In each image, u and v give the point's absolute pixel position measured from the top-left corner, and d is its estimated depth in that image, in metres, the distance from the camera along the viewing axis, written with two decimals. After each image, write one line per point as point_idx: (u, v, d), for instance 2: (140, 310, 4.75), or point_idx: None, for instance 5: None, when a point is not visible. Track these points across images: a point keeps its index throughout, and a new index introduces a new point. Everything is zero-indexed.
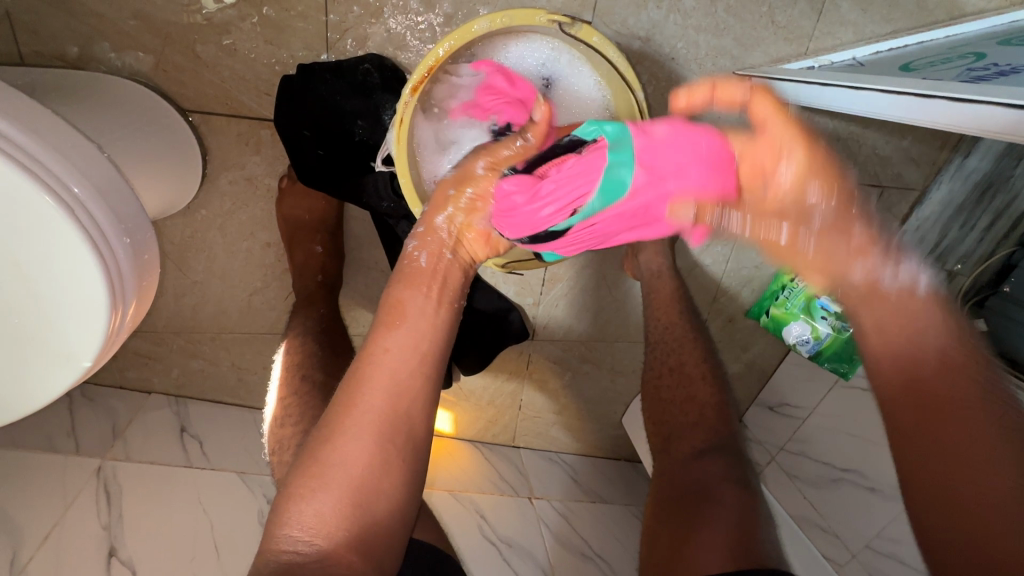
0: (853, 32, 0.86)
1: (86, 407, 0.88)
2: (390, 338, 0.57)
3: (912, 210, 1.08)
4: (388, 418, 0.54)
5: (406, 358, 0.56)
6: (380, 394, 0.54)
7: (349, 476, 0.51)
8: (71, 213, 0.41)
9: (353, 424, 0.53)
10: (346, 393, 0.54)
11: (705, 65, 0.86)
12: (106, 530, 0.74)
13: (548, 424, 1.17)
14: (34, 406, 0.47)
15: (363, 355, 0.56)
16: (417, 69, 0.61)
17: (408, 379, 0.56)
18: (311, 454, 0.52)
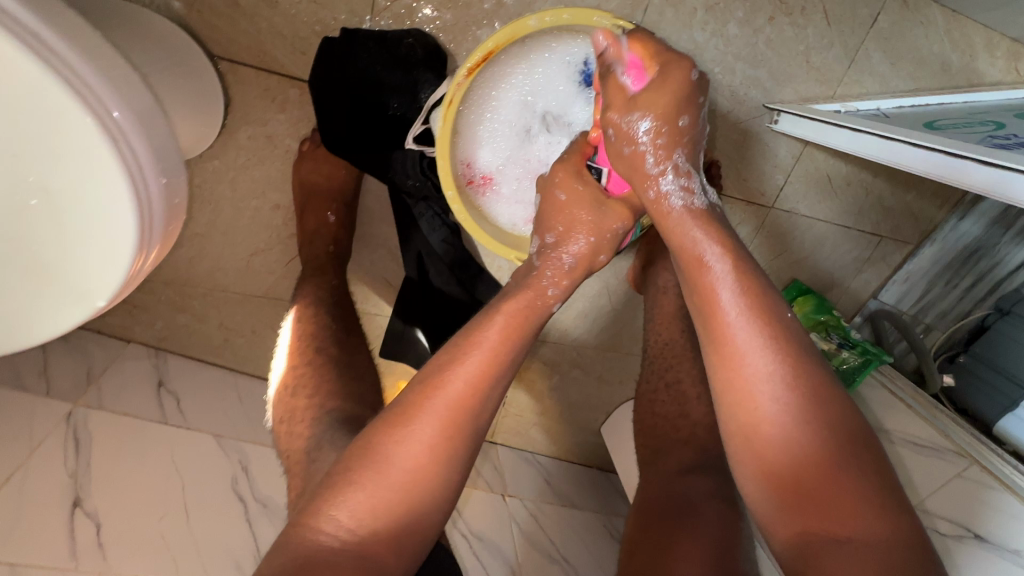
0: (880, 83, 0.88)
1: (61, 348, 0.84)
2: (474, 350, 0.54)
3: (904, 261, 1.11)
4: (453, 427, 0.52)
5: (492, 371, 0.54)
6: (448, 403, 0.52)
7: (403, 471, 0.50)
8: (114, 139, 0.39)
9: (416, 426, 0.51)
10: (415, 393, 0.53)
11: (737, 93, 0.87)
12: (72, 478, 0.69)
13: (528, 425, 1.17)
14: (50, 335, 0.45)
15: (441, 359, 0.55)
16: (473, 53, 0.61)
17: (485, 393, 0.54)
18: (374, 440, 0.51)
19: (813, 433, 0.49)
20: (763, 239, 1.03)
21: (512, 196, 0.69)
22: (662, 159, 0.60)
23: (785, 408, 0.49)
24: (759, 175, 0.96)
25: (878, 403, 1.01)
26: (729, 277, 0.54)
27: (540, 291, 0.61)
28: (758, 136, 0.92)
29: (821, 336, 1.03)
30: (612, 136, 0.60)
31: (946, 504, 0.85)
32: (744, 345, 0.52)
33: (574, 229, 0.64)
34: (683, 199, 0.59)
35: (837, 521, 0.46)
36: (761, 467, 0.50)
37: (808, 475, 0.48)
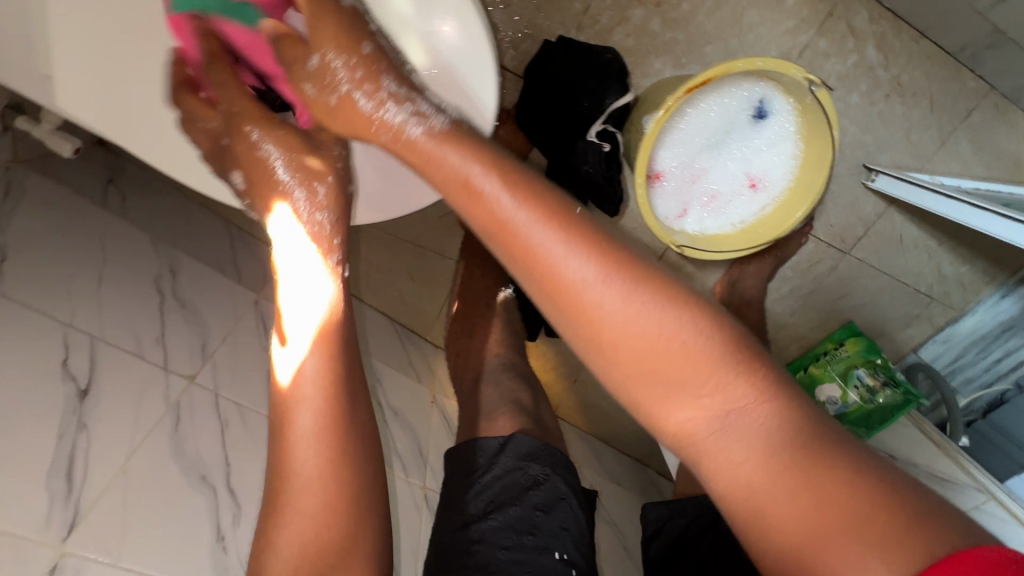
0: (961, 166, 1.05)
1: (243, 249, 0.99)
2: (303, 363, 0.50)
3: (947, 324, 1.27)
4: (336, 451, 0.48)
5: (326, 376, 0.49)
6: (316, 420, 0.48)
7: (308, 495, 0.46)
8: None
9: (295, 460, 0.47)
10: (275, 437, 0.49)
11: (843, 151, 1.04)
12: (265, 352, 0.83)
13: (591, 404, 1.32)
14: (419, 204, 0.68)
15: (278, 380, 0.50)
16: (696, 75, 0.70)
17: (334, 391, 0.49)
18: (267, 490, 0.47)
19: (639, 323, 0.40)
20: (832, 280, 1.19)
21: (672, 192, 0.82)
22: (377, 97, 0.55)
23: (593, 309, 0.41)
24: (843, 223, 1.12)
25: (905, 438, 1.15)
26: (513, 196, 0.44)
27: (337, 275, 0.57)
28: (851, 190, 1.08)
29: (868, 372, 1.17)
30: (319, 99, 0.58)
31: None
32: (592, 286, 0.41)
33: (288, 190, 0.59)
34: (418, 122, 0.52)
35: (715, 407, 0.39)
36: (638, 393, 0.41)
37: (616, 358, 0.41)
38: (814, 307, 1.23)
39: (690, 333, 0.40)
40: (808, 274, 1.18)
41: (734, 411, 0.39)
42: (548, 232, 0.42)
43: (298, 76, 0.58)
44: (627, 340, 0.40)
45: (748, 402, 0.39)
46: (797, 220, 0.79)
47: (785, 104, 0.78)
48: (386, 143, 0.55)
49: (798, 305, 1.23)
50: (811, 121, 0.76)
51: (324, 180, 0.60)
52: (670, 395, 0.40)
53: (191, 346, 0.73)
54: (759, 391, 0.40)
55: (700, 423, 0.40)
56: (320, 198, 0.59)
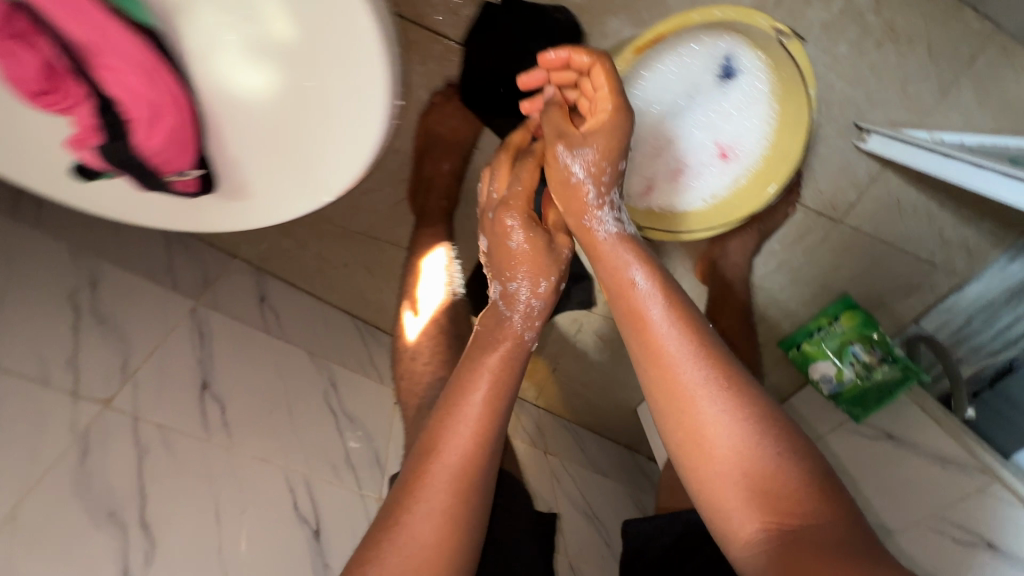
0: (964, 120, 0.95)
1: (180, 251, 0.92)
2: (472, 400, 0.56)
3: (949, 292, 1.18)
4: (462, 480, 0.53)
5: (480, 423, 0.55)
6: (455, 455, 0.54)
7: (427, 530, 0.50)
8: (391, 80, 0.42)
9: (436, 477, 0.53)
10: (420, 456, 0.54)
11: (832, 109, 0.94)
12: (200, 364, 0.77)
13: (572, 393, 1.27)
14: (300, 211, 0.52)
15: (441, 411, 0.56)
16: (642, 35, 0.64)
17: (484, 438, 0.55)
18: (387, 515, 0.52)
19: (746, 443, 0.50)
20: (823, 252, 1.11)
21: (633, 171, 0.74)
22: (601, 200, 0.65)
23: (700, 423, 0.52)
24: (834, 189, 1.02)
25: (908, 419, 1.07)
26: (655, 296, 0.58)
27: (515, 336, 0.62)
28: (842, 152, 0.98)
29: (865, 348, 1.09)
30: (560, 161, 0.64)
31: (964, 514, 0.93)
32: (707, 397, 0.52)
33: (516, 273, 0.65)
34: (617, 227, 0.65)
35: (783, 511, 0.48)
36: (718, 492, 0.51)
37: (710, 464, 0.51)
38: (805, 282, 1.15)
39: (777, 462, 0.49)
40: (796, 246, 1.10)
41: (796, 520, 0.47)
42: (681, 345, 0.55)
43: (557, 151, 0.64)
44: (720, 457, 0.51)
45: (799, 508, 0.48)
46: (768, 195, 0.71)
47: (756, 61, 0.68)
48: (579, 227, 0.65)
49: (788, 281, 1.14)
50: (788, 79, 0.67)
51: (512, 243, 0.65)
52: (752, 497, 0.49)
53: (108, 366, 0.67)
54: (835, 513, 0.47)
55: (760, 536, 0.49)
56: (539, 300, 0.65)
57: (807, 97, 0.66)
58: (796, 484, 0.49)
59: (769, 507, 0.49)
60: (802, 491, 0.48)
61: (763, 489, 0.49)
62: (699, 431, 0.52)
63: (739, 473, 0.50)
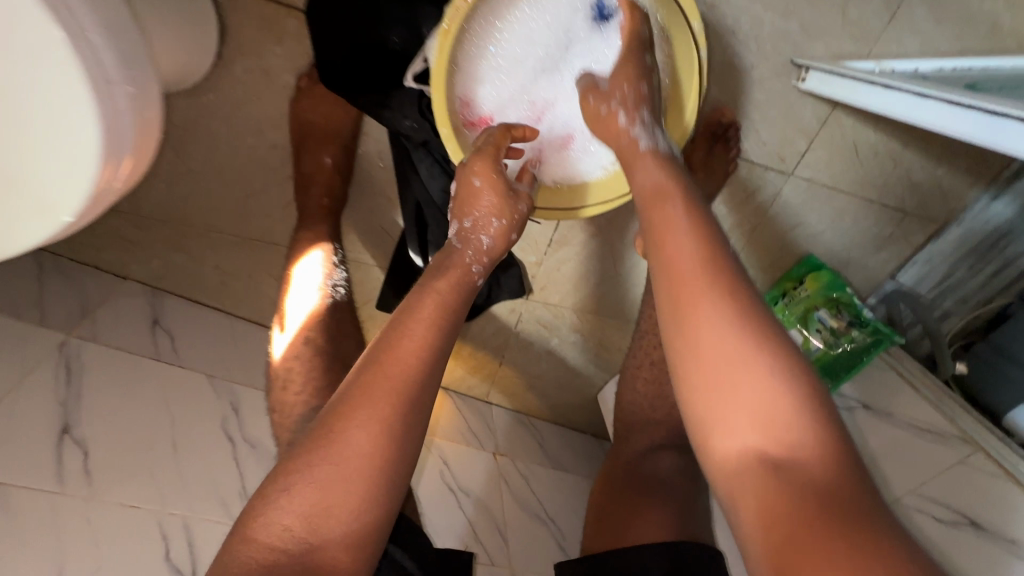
0: (920, 43, 0.82)
1: (57, 279, 0.84)
2: (414, 326, 0.53)
3: (927, 242, 1.03)
4: (405, 391, 0.50)
5: (424, 346, 0.52)
6: (407, 363, 0.51)
7: (358, 458, 0.47)
8: (82, 52, 0.37)
9: (381, 384, 0.50)
10: (374, 352, 0.52)
11: (764, 47, 0.82)
12: (62, 407, 0.70)
13: (524, 387, 1.17)
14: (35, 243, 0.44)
15: (389, 330, 0.53)
16: None
17: (426, 366, 0.52)
18: (315, 438, 0.48)
19: (755, 360, 0.44)
20: (778, 210, 0.99)
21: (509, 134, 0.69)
22: (633, 118, 0.60)
23: (702, 332, 0.46)
24: (779, 139, 0.91)
25: (883, 386, 0.97)
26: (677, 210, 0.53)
27: (464, 267, 0.62)
28: (783, 95, 0.86)
29: (831, 313, 0.98)
30: (590, 103, 0.63)
31: (949, 490, 0.83)
32: (720, 313, 0.46)
33: (480, 207, 0.65)
34: (647, 141, 0.59)
35: (777, 442, 0.42)
36: (719, 418, 0.44)
37: (721, 396, 0.44)
38: (761, 245, 1.04)
39: (797, 413, 0.43)
40: (746, 206, 0.99)
41: (795, 461, 0.41)
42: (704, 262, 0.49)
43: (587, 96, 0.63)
44: (740, 395, 0.44)
45: (803, 448, 0.41)
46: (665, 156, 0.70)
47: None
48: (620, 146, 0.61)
49: (742, 246, 1.04)
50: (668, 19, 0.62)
51: (501, 217, 0.65)
52: (753, 407, 0.43)
53: None
54: (832, 455, 0.41)
55: (749, 457, 0.43)
56: (493, 235, 0.65)
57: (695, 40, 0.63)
58: (799, 416, 0.42)
59: (759, 426, 0.43)
60: (805, 423, 0.42)
61: (767, 410, 0.43)
62: (713, 336, 0.45)
63: (733, 386, 0.44)
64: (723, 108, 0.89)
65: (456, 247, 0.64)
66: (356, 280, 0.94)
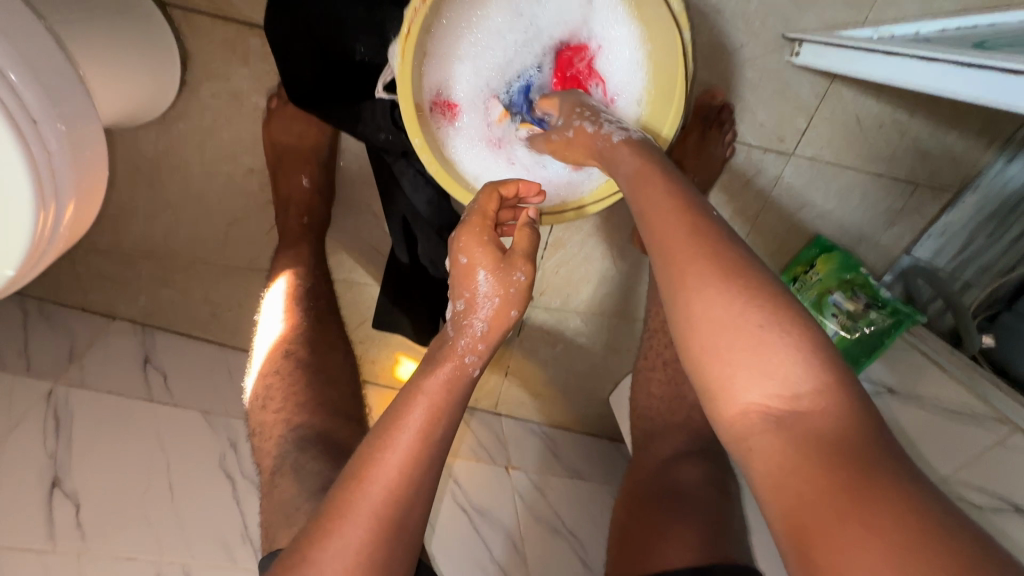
0: (920, 4, 0.77)
1: (43, 325, 0.82)
2: (401, 437, 0.46)
3: (942, 212, 0.98)
4: (394, 502, 0.45)
5: (414, 454, 0.46)
6: (393, 476, 0.45)
7: (338, 572, 0.42)
8: (4, 100, 0.36)
9: (399, 446, 0.46)
10: (388, 414, 0.48)
11: (752, 23, 0.78)
12: (51, 458, 0.68)
13: (533, 396, 1.13)
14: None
15: (374, 439, 0.47)
16: None
17: (415, 473, 0.46)
18: (297, 550, 0.44)
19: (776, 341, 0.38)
20: (781, 193, 0.94)
21: (472, 134, 0.68)
22: (598, 122, 0.58)
23: (714, 331, 0.39)
24: (776, 118, 0.86)
25: (908, 368, 0.92)
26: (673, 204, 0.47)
27: (458, 361, 0.51)
28: (777, 72, 0.82)
29: (846, 295, 0.94)
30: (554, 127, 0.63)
31: (984, 475, 0.77)
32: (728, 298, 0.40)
33: (477, 290, 0.55)
34: (622, 133, 0.56)
35: (782, 391, 0.37)
36: (719, 377, 0.39)
37: (717, 348, 0.39)
38: (768, 231, 0.98)
39: (804, 366, 0.37)
40: (748, 192, 0.94)
41: (801, 412, 0.36)
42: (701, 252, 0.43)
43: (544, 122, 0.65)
44: (740, 350, 0.38)
45: (810, 396, 0.36)
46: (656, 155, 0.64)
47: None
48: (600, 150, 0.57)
49: (748, 232, 0.98)
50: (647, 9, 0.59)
51: (497, 278, 0.55)
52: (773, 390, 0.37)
53: None
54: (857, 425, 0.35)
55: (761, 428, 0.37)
56: (490, 318, 0.54)
57: (675, 23, 0.58)
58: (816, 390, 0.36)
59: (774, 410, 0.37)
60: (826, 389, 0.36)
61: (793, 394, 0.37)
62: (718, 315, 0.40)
63: (743, 367, 0.38)
64: (715, 90, 0.83)
65: (441, 349, 0.53)
66: (347, 302, 0.89)
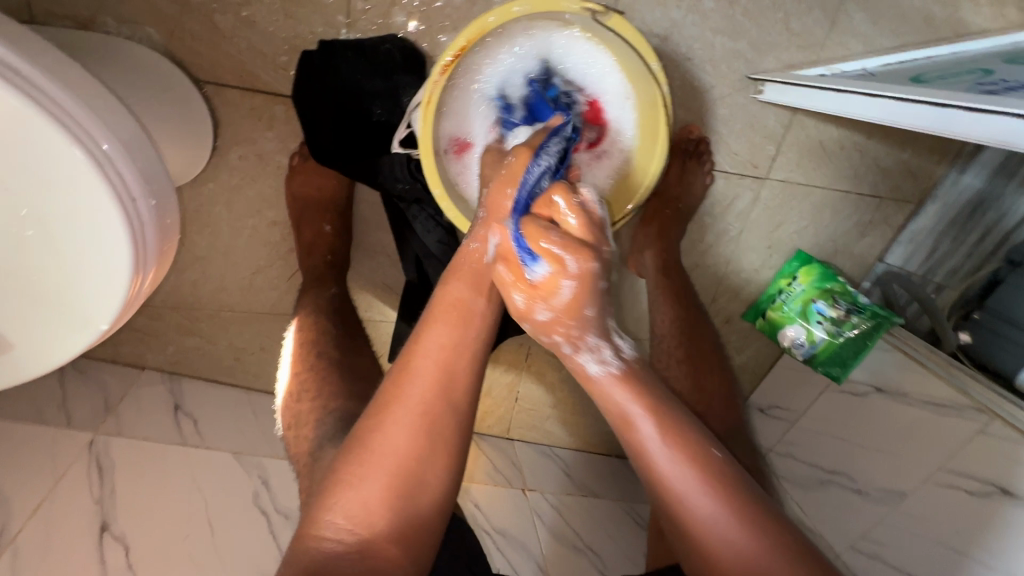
0: (864, 43, 0.87)
1: (78, 380, 0.86)
2: (435, 331, 0.53)
3: (907, 221, 1.08)
4: (437, 389, 0.51)
5: (452, 346, 0.53)
6: (434, 366, 0.51)
7: (394, 459, 0.48)
8: (103, 168, 0.41)
9: (411, 393, 0.50)
10: (403, 355, 0.53)
11: (719, 67, 0.87)
12: (99, 505, 0.72)
13: (543, 418, 1.18)
14: (70, 352, 0.47)
15: (412, 340, 0.53)
16: (449, 49, 0.64)
17: (454, 364, 0.52)
18: (356, 438, 0.49)
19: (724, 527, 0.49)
20: (760, 213, 1.02)
21: (484, 176, 0.74)
22: (582, 346, 0.56)
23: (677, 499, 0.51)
24: (748, 147, 0.95)
25: (892, 367, 0.98)
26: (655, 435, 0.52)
27: (475, 254, 0.57)
28: (744, 108, 0.91)
29: (829, 303, 1.01)
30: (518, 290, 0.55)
31: (969, 461, 0.83)
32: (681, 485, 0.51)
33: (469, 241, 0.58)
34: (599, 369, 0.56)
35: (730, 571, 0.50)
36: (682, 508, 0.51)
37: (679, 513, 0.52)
38: (752, 248, 1.06)
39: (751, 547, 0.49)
40: (729, 214, 1.02)
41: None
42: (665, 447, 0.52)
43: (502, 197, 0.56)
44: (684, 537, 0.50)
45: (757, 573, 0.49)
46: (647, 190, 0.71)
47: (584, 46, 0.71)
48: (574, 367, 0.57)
49: (733, 249, 1.06)
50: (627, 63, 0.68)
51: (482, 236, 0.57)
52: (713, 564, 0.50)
53: None
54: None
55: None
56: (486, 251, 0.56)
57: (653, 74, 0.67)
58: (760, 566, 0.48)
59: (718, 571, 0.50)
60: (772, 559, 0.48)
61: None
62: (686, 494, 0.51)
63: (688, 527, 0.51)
64: (691, 126, 0.92)
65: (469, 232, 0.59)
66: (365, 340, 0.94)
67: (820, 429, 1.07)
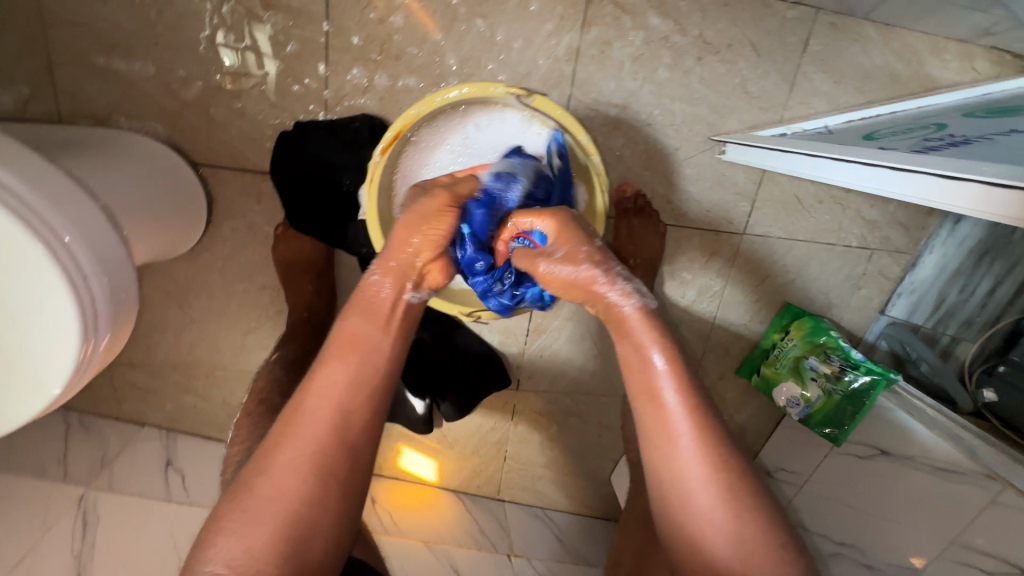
0: (827, 102, 0.89)
1: (82, 437, 0.93)
2: (331, 371, 0.51)
3: (905, 274, 1.03)
4: (329, 428, 0.49)
5: (348, 385, 0.51)
6: (331, 403, 0.50)
7: (275, 505, 0.45)
8: (54, 254, 0.47)
9: (299, 430, 0.49)
10: (296, 396, 0.51)
11: (682, 130, 0.90)
12: (76, 559, 0.78)
13: (533, 478, 1.15)
14: (31, 414, 0.52)
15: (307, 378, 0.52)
16: (385, 135, 0.70)
17: (348, 401, 0.51)
18: (241, 481, 0.47)
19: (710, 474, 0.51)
20: (741, 267, 1.01)
21: None
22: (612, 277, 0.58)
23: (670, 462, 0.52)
24: (721, 203, 0.96)
25: (892, 429, 0.92)
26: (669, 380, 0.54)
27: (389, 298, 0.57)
28: (711, 168, 0.93)
29: (820, 359, 0.97)
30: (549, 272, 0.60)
31: (982, 535, 0.76)
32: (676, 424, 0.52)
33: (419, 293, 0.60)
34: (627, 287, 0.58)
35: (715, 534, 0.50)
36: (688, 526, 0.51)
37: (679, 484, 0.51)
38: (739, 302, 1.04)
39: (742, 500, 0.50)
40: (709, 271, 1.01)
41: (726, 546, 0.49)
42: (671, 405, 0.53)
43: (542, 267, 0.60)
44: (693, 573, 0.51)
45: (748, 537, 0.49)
46: None
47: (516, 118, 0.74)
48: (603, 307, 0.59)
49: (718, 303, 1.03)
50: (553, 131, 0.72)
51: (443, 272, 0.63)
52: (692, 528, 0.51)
53: None
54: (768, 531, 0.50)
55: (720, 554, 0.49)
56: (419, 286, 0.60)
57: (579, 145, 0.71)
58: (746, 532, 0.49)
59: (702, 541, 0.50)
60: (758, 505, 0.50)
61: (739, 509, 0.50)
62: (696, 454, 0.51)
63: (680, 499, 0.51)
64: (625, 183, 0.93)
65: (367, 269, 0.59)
66: None
67: (826, 499, 1.00)
